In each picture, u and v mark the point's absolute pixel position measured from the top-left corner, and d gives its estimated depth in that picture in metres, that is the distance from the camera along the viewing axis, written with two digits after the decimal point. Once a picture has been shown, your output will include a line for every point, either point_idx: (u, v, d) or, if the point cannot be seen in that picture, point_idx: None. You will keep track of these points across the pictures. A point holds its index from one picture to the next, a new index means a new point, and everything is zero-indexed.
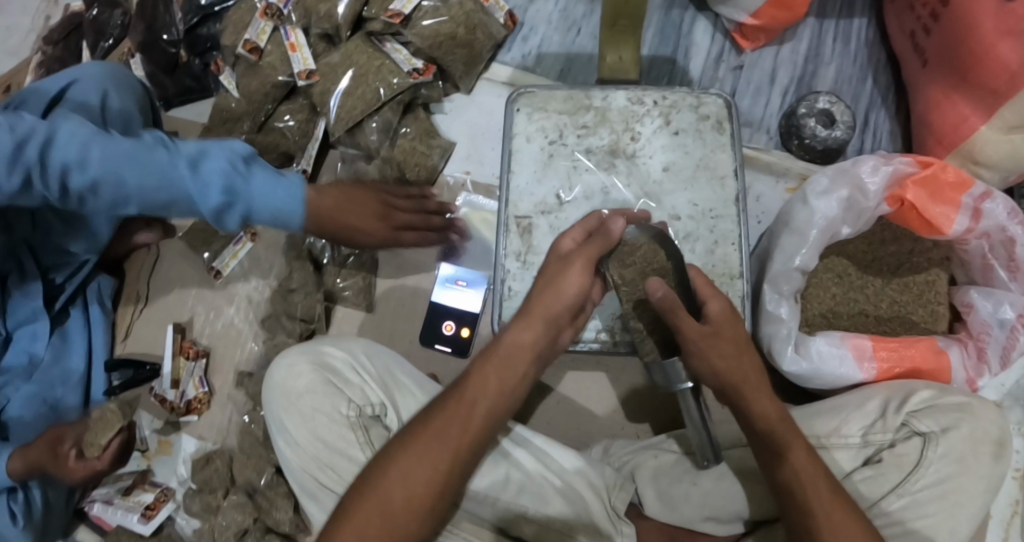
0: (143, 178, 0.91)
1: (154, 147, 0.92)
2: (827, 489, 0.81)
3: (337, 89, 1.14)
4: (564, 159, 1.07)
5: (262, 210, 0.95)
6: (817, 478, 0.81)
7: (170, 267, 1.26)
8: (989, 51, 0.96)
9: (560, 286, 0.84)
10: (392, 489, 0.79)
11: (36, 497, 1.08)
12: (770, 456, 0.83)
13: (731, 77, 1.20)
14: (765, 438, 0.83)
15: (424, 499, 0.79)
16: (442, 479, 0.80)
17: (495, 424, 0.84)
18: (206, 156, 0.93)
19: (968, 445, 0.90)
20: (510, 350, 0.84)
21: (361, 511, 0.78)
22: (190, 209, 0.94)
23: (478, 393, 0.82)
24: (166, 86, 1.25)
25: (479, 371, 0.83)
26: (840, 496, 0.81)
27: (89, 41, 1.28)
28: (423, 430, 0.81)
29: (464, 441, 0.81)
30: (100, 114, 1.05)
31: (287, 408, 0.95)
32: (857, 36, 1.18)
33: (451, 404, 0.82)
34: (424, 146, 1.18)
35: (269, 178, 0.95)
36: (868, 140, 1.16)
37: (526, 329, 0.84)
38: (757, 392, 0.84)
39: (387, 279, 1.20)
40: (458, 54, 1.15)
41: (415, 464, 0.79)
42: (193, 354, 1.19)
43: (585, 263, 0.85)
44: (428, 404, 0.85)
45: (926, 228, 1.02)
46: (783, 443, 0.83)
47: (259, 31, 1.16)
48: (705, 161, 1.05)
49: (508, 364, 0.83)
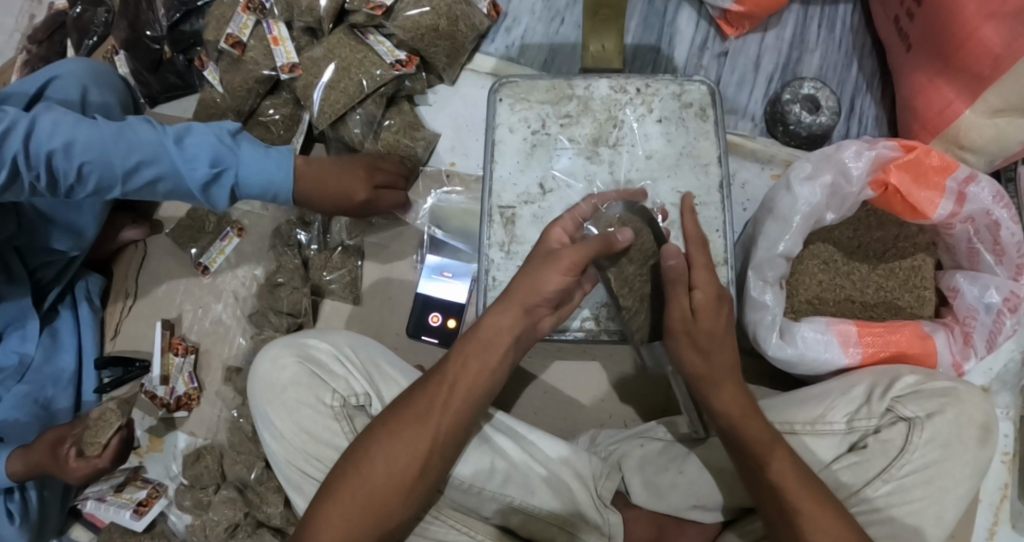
0: (129, 155, 0.95)
1: (139, 126, 0.96)
2: (798, 482, 0.80)
3: (319, 82, 1.13)
4: (546, 149, 1.08)
5: (251, 181, 1.00)
6: (791, 468, 0.81)
7: (158, 264, 1.25)
8: (972, 35, 0.95)
9: (540, 283, 0.83)
10: (372, 469, 0.81)
11: (32, 498, 1.09)
12: (743, 450, 0.83)
13: (716, 64, 1.19)
14: (736, 430, 0.83)
15: (404, 479, 0.81)
16: (423, 459, 0.81)
17: (475, 406, 0.83)
18: (191, 132, 0.98)
19: (953, 430, 0.90)
20: (488, 334, 0.83)
21: (344, 491, 0.81)
22: (177, 184, 0.98)
23: (457, 375, 0.83)
24: (151, 83, 1.25)
25: (458, 355, 0.83)
26: (814, 485, 0.81)
27: (73, 40, 1.28)
28: (403, 410, 0.82)
29: (442, 424, 0.82)
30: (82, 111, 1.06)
31: (270, 400, 0.95)
32: (843, 21, 1.17)
33: (431, 387, 0.82)
34: (408, 140, 1.16)
35: (257, 150, 1.00)
36: (854, 126, 1.15)
37: (504, 314, 0.83)
38: (727, 381, 0.84)
39: (374, 271, 1.20)
40: (440, 47, 1.14)
41: (394, 444, 0.81)
42: (182, 350, 1.18)
43: (570, 264, 0.83)
44: (410, 386, 0.85)
45: (910, 213, 1.01)
46: (753, 437, 0.82)
47: (241, 25, 1.16)
48: (689, 149, 1.05)
49: (487, 347, 0.83)
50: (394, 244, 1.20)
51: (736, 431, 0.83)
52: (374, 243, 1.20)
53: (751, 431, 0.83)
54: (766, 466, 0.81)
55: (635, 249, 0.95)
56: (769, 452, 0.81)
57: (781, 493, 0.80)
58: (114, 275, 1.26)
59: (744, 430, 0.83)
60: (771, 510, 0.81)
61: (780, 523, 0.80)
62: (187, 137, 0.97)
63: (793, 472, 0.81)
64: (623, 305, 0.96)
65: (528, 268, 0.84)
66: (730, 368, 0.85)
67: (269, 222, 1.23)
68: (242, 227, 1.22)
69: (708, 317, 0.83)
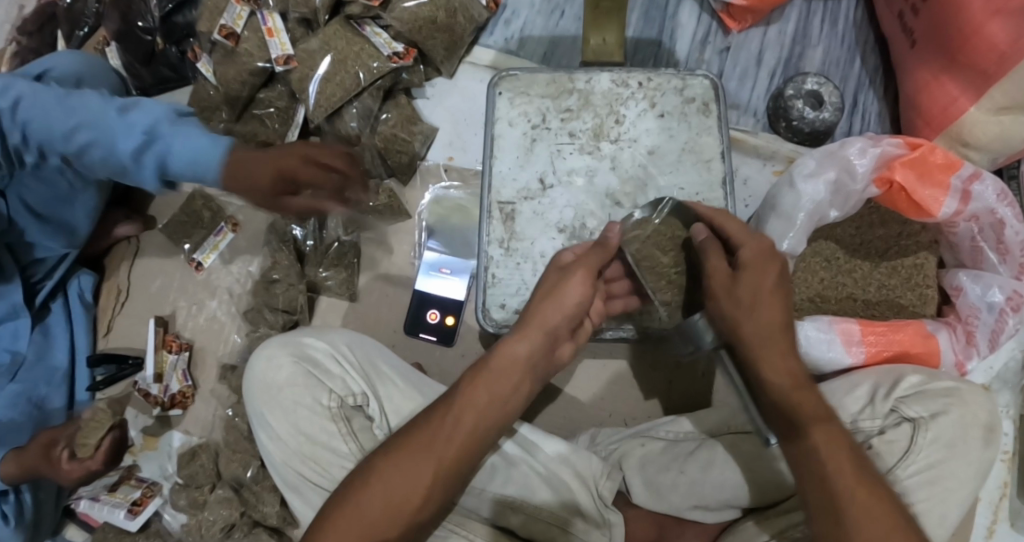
0: (71, 117, 0.94)
1: (90, 96, 0.95)
2: (849, 462, 0.74)
3: (315, 75, 1.12)
4: (547, 144, 1.07)
5: (179, 159, 0.93)
6: (840, 447, 0.74)
7: (149, 260, 1.23)
8: (978, 31, 0.94)
9: (560, 296, 0.85)
10: (371, 497, 0.79)
11: (27, 500, 1.07)
12: (789, 428, 0.76)
13: (718, 58, 1.18)
14: (784, 404, 0.77)
15: (404, 508, 0.79)
16: (424, 490, 0.80)
17: (483, 438, 0.82)
18: (139, 106, 0.95)
19: (958, 430, 0.89)
20: (503, 361, 0.83)
21: (342, 517, 0.79)
22: (109, 152, 0.94)
23: (466, 406, 0.81)
24: (143, 77, 1.22)
25: (469, 383, 0.82)
26: (867, 475, 0.73)
27: (63, 31, 1.25)
28: (408, 439, 0.81)
29: (446, 456, 0.80)
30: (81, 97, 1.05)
31: (267, 401, 0.94)
32: (846, 15, 1.16)
33: (438, 416, 0.81)
34: (406, 133, 1.15)
35: (194, 132, 0.94)
36: (856, 122, 1.14)
37: (522, 340, 0.83)
38: (774, 353, 0.78)
39: (371, 268, 1.17)
40: (439, 39, 1.13)
41: (396, 474, 0.80)
42: (176, 347, 1.15)
43: (585, 273, 0.86)
44: (417, 414, 0.83)
45: (915, 211, 1.00)
46: (800, 409, 0.76)
47: (235, 16, 1.13)
48: (691, 145, 1.04)
49: (500, 378, 0.82)
50: (391, 240, 1.18)
51: (783, 402, 0.77)
52: (371, 239, 1.18)
53: (799, 401, 0.76)
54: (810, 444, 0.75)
55: (664, 237, 0.94)
56: (822, 424, 0.75)
57: (824, 477, 0.73)
58: (106, 272, 1.23)
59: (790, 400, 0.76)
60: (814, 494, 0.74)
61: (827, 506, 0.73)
62: (133, 109, 0.95)
63: (844, 452, 0.74)
64: (661, 298, 0.95)
65: (546, 288, 0.86)
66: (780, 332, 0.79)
67: (263, 218, 1.21)
68: (236, 222, 1.20)
69: (744, 279, 0.80)
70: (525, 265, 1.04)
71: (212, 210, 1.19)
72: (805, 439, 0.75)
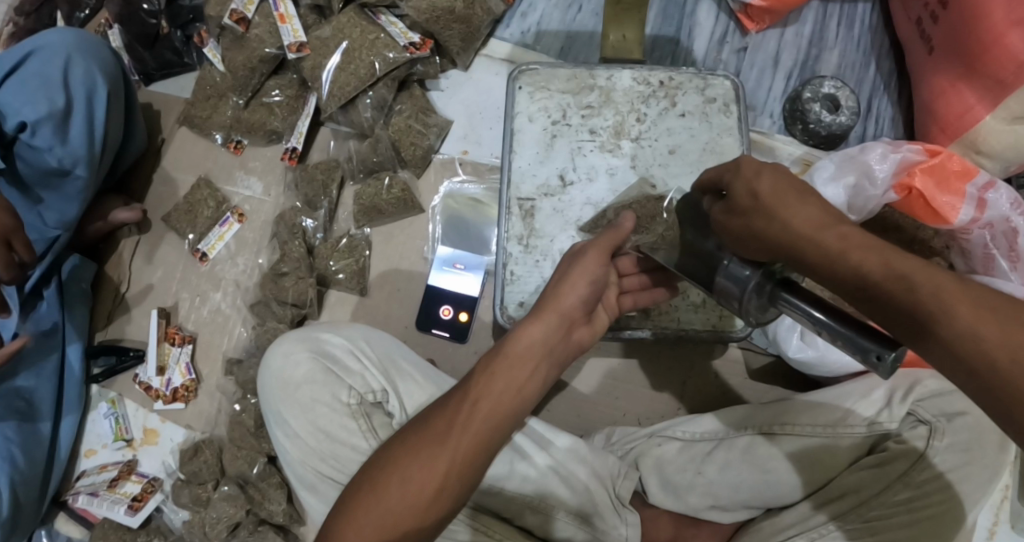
0: None
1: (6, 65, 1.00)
2: (965, 297, 0.58)
3: (328, 64, 1.10)
4: (567, 140, 1.06)
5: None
6: (945, 284, 0.59)
7: (150, 250, 1.19)
8: (998, 41, 0.96)
9: (575, 278, 0.83)
10: (389, 487, 0.77)
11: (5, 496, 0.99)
12: (885, 307, 0.61)
13: (735, 58, 1.17)
14: (865, 282, 0.62)
15: (421, 500, 0.76)
16: (441, 479, 0.76)
17: (500, 427, 0.78)
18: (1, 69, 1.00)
19: (973, 434, 0.91)
20: (522, 348, 0.80)
21: (362, 510, 0.77)
22: None
23: (481, 388, 0.79)
24: (145, 60, 1.18)
25: (484, 371, 0.79)
26: (995, 305, 0.57)
27: (62, 11, 1.20)
28: (424, 430, 0.79)
29: (463, 443, 0.77)
30: (60, 84, 1.01)
31: (285, 398, 0.93)
32: (862, 20, 1.17)
33: (453, 405, 0.79)
34: (420, 125, 1.13)
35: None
36: (870, 127, 1.15)
37: (538, 322, 0.80)
38: (820, 235, 0.65)
39: (381, 262, 1.15)
40: (455, 30, 1.10)
41: (410, 462, 0.77)
42: (178, 339, 1.13)
43: (600, 253, 0.84)
44: (431, 406, 0.81)
45: (932, 218, 1.01)
46: (871, 278, 0.62)
47: (246, 1, 1.11)
48: (712, 145, 1.04)
49: (517, 365, 0.79)
50: (402, 233, 1.15)
51: (853, 278, 0.63)
52: (381, 232, 1.16)
53: (865, 268, 0.62)
54: (921, 308, 0.59)
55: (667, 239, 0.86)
56: (912, 281, 0.60)
57: (958, 341, 0.57)
58: (105, 260, 1.19)
59: (859, 277, 0.62)
60: (953, 364, 0.57)
61: (969, 370, 0.57)
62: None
63: (954, 287, 0.58)
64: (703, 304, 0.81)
65: (559, 272, 0.85)
66: (807, 210, 0.67)
67: (269, 208, 1.18)
68: (242, 211, 1.17)
69: (740, 195, 0.71)
70: (544, 263, 1.02)
71: (217, 200, 1.16)
72: (915, 315, 0.59)
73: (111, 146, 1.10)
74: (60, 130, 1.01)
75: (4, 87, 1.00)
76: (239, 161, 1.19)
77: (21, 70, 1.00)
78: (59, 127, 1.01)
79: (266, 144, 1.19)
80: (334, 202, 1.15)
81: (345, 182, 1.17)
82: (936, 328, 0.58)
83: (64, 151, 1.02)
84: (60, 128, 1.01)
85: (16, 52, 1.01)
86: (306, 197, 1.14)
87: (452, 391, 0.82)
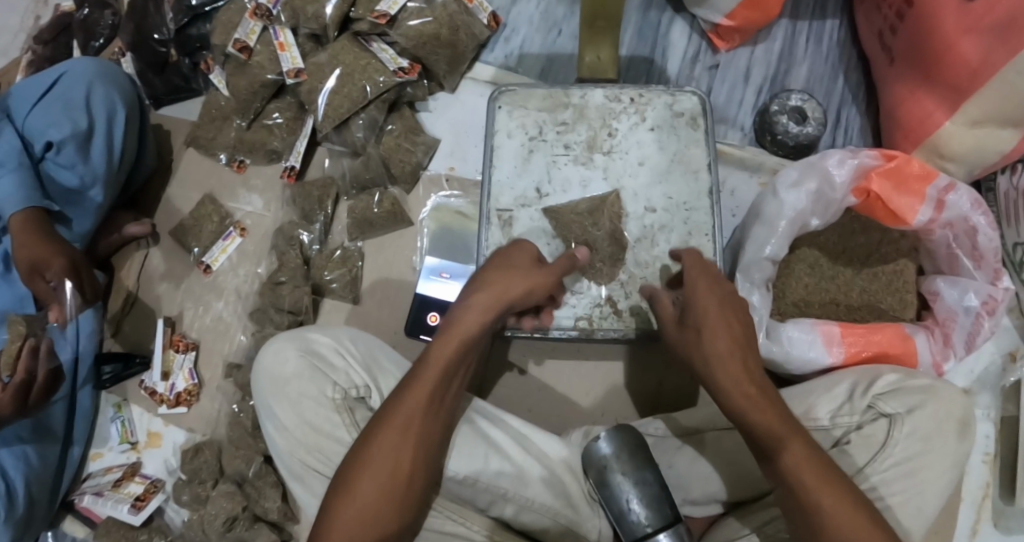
0: (21, 101, 1.11)
1: (42, 90, 1.11)
2: (813, 467, 0.75)
3: (324, 87, 1.18)
4: (542, 154, 1.12)
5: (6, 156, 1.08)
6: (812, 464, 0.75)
7: (157, 263, 1.27)
8: (951, 49, 0.99)
9: (528, 286, 0.87)
10: (364, 481, 0.81)
11: (19, 491, 1.05)
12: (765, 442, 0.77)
13: (707, 75, 1.24)
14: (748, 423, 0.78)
15: (393, 489, 0.81)
16: (409, 465, 0.82)
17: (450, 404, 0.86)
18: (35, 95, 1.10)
19: (933, 423, 0.92)
20: (466, 332, 0.84)
21: (341, 506, 0.81)
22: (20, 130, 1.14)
23: (437, 375, 0.83)
24: (155, 85, 1.28)
25: (434, 354, 0.83)
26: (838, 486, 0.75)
27: (79, 41, 1.32)
28: (387, 420, 0.82)
29: (423, 427, 0.83)
30: (83, 106, 1.10)
31: (276, 393, 0.98)
32: (829, 36, 1.22)
33: (409, 391, 0.83)
34: (409, 143, 1.22)
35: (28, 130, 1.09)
36: (839, 136, 1.20)
37: (479, 311, 0.85)
38: (719, 344, 0.81)
39: (372, 272, 1.22)
40: (441, 54, 1.18)
41: (383, 453, 0.81)
42: (182, 347, 1.21)
43: (552, 281, 0.90)
44: (389, 394, 0.85)
45: (891, 218, 1.05)
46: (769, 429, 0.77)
47: (248, 31, 1.19)
48: (680, 156, 1.09)
49: (461, 347, 0.84)
50: (392, 244, 1.22)
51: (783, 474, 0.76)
52: (373, 245, 1.22)
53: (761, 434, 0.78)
54: (783, 453, 0.76)
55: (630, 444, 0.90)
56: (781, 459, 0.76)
57: (795, 477, 0.75)
58: (115, 272, 1.27)
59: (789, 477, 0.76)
60: (783, 491, 0.77)
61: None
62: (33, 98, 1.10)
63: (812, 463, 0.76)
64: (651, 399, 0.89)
65: (504, 262, 0.89)
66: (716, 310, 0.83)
67: (270, 222, 1.26)
68: (244, 226, 1.26)
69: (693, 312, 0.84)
70: None
71: (220, 215, 1.25)
72: (778, 446, 0.76)
73: (127, 165, 1.19)
74: (82, 149, 1.10)
75: (33, 111, 1.10)
76: (241, 179, 1.28)
77: (49, 94, 1.10)
78: (81, 147, 1.10)
79: (267, 163, 1.28)
80: (329, 217, 1.23)
81: (340, 198, 1.25)
82: (785, 458, 0.76)
83: (86, 168, 1.12)
84: (82, 147, 1.10)
85: (48, 76, 1.12)
86: (302, 212, 1.22)
87: (405, 376, 0.85)
